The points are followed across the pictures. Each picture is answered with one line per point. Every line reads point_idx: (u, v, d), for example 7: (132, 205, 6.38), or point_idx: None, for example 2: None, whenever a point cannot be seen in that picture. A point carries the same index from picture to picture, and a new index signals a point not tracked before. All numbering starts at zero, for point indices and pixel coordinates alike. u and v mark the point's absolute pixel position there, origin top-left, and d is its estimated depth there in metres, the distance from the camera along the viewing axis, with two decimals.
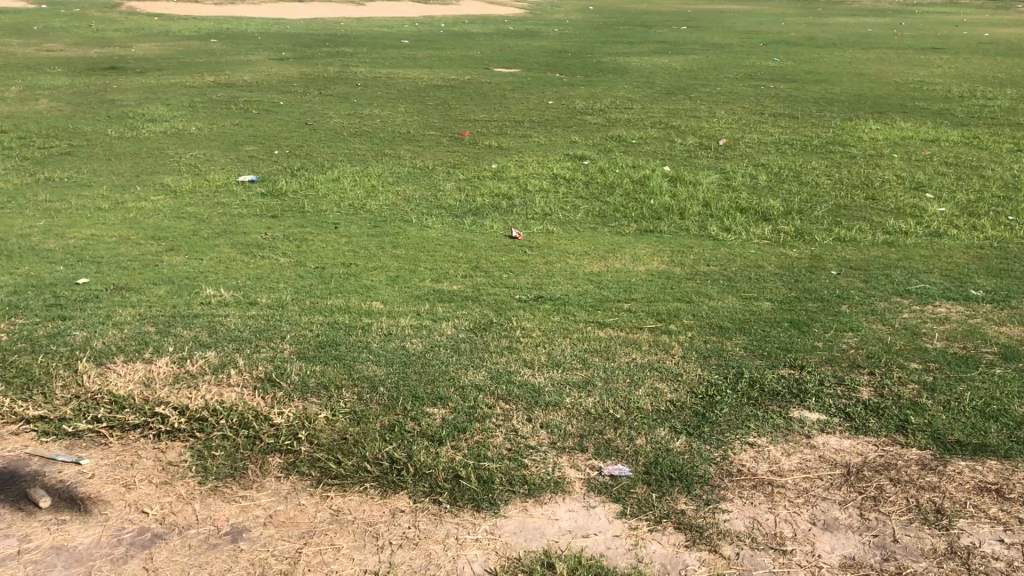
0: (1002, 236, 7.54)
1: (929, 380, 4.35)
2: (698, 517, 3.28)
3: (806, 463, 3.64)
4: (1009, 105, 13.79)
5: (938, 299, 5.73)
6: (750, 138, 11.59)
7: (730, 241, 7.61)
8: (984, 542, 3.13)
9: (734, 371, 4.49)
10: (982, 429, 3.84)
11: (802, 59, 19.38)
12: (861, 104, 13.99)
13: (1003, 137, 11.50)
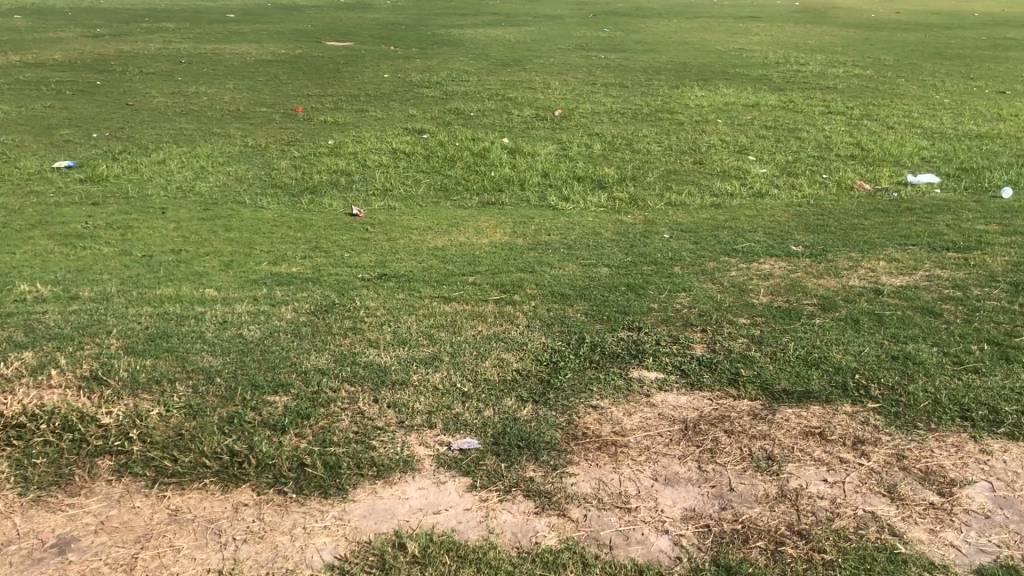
0: (818, 194, 8.02)
1: (757, 334, 4.58)
2: (546, 483, 3.33)
3: (647, 421, 3.76)
4: (819, 70, 14.67)
5: (763, 256, 6.04)
6: (584, 107, 11.82)
7: (569, 210, 7.75)
8: (811, 483, 3.30)
9: (576, 337, 4.58)
10: (805, 376, 4.08)
11: (630, 29, 19.93)
12: (686, 72, 14.53)
13: (815, 100, 12.22)
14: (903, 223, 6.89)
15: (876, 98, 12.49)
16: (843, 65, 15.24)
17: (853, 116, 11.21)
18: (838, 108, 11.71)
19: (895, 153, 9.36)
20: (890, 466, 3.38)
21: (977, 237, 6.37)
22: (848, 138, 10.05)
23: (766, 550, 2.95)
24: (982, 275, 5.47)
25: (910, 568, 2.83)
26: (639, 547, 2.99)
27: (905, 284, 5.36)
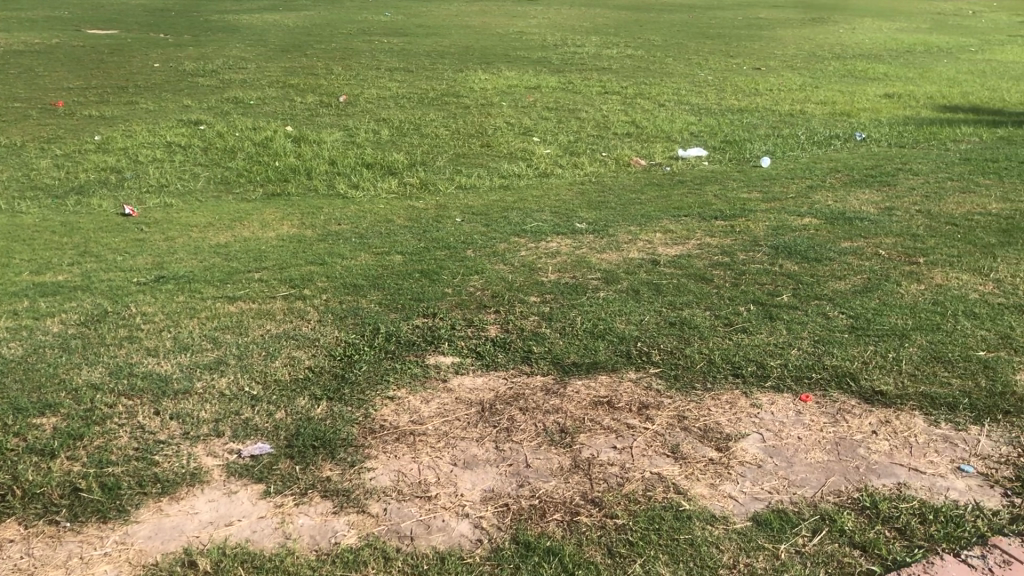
0: (599, 171, 8.33)
1: (547, 311, 4.70)
2: (344, 481, 3.26)
3: (444, 406, 3.76)
4: (594, 51, 15.23)
5: (550, 235, 6.20)
6: (369, 93, 11.67)
7: (359, 198, 7.63)
8: (602, 451, 3.43)
9: (369, 328, 4.51)
10: (593, 348, 4.23)
11: (412, 13, 19.85)
12: (469, 55, 14.65)
13: (592, 81, 12.67)
14: (677, 196, 7.29)
15: (648, 77, 13.11)
16: (616, 46, 15.88)
17: (628, 95, 11.72)
18: (614, 87, 12.21)
19: (667, 130, 9.87)
20: (672, 427, 3.57)
21: (741, 205, 6.84)
22: (624, 117, 10.49)
23: (562, 522, 3.02)
24: (747, 240, 5.87)
25: (695, 522, 2.98)
26: (441, 535, 2.99)
27: (679, 253, 5.66)
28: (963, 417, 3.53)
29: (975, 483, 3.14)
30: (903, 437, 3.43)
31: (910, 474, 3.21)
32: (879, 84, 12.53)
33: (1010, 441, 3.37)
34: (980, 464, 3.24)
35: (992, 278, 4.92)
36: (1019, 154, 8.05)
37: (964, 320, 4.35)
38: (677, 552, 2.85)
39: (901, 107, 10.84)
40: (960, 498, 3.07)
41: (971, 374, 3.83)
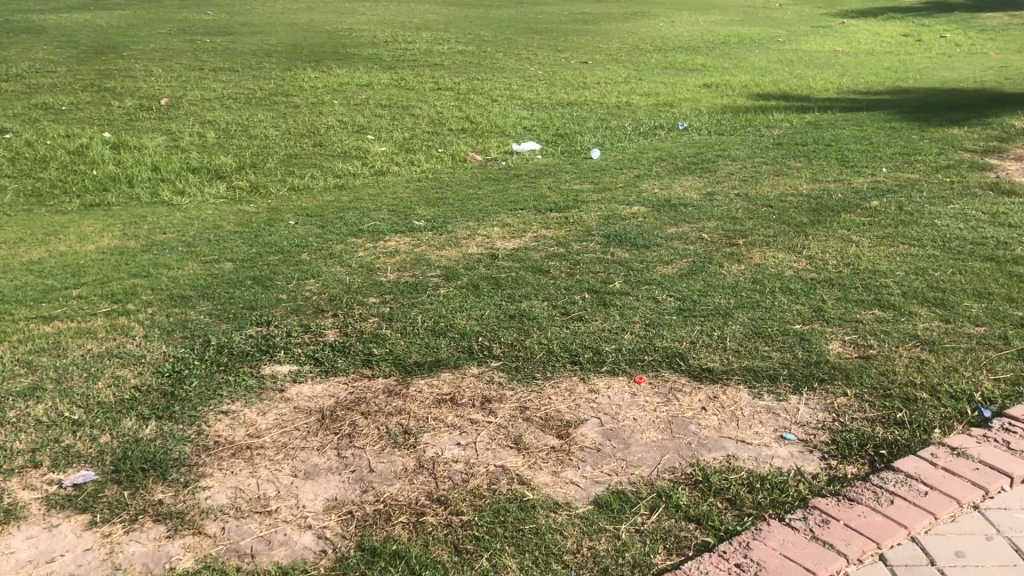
0: (435, 168, 8.31)
1: (386, 312, 4.65)
2: (178, 503, 3.11)
3: (282, 417, 3.66)
4: (425, 47, 15.19)
5: (387, 234, 6.14)
6: (192, 95, 11.19)
7: (185, 204, 7.30)
8: (446, 449, 3.42)
9: (200, 341, 4.32)
10: (434, 346, 4.22)
11: (235, 11, 19.19)
12: (298, 53, 14.31)
13: (425, 77, 12.64)
14: (513, 189, 7.37)
15: (479, 72, 13.20)
16: (447, 42, 15.90)
17: (461, 91, 11.76)
18: (446, 83, 12.22)
19: (500, 124, 9.97)
20: (515, 419, 3.60)
21: (574, 197, 6.99)
22: (457, 112, 10.52)
23: (408, 523, 2.99)
24: (581, 231, 6.01)
25: (539, 511, 3.02)
26: (283, 550, 2.90)
27: (517, 246, 5.73)
28: (783, 388, 3.74)
29: (796, 449, 3.32)
30: (731, 411, 3.59)
31: (738, 446, 3.37)
32: (699, 75, 13.11)
33: (826, 406, 3.59)
34: (800, 430, 3.44)
35: (805, 255, 5.24)
36: (824, 137, 8.62)
37: (781, 296, 4.62)
38: (523, 543, 2.87)
39: (719, 96, 11.39)
40: (783, 464, 3.24)
41: (790, 346, 4.07)
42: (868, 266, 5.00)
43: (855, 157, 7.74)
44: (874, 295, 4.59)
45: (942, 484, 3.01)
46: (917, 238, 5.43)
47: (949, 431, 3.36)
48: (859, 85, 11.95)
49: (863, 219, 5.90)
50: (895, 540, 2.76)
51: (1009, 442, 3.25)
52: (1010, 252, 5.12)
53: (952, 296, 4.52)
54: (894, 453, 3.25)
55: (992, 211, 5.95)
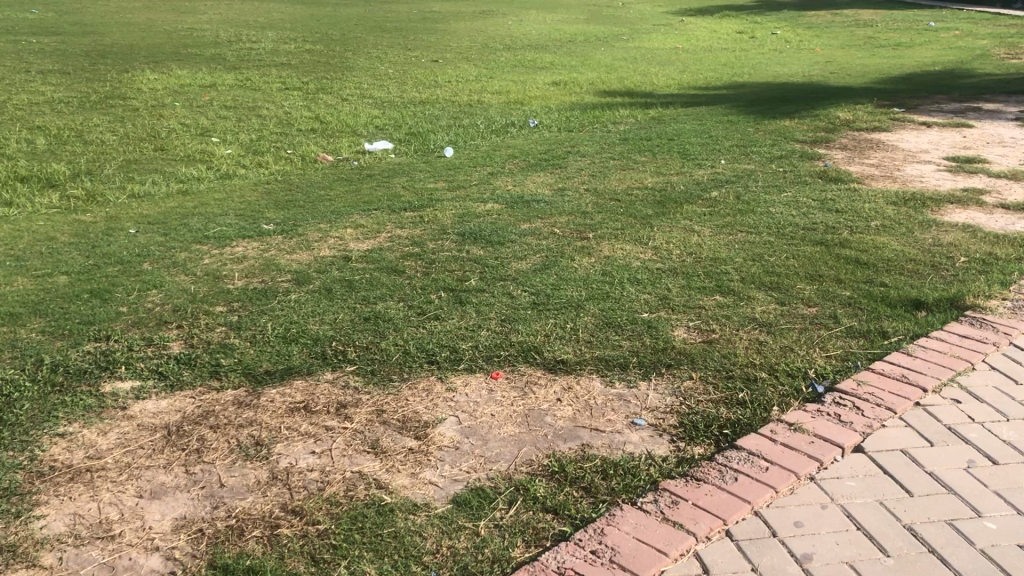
0: (285, 170, 8.11)
1: (235, 320, 4.50)
2: (10, 536, 2.91)
3: (125, 436, 3.48)
4: (272, 47, 14.81)
5: (235, 239, 5.94)
6: (18, 99, 10.49)
7: (13, 216, 6.84)
8: (300, 458, 3.34)
9: (32, 361, 4.06)
10: (285, 354, 4.11)
11: (64, 11, 18.15)
12: (134, 54, 13.66)
13: (272, 77, 12.32)
14: (365, 190, 7.28)
15: (328, 72, 12.96)
16: (294, 42, 15.53)
17: (309, 91, 11.53)
18: (294, 83, 11.95)
19: (351, 124, 9.83)
20: (371, 423, 3.56)
21: (428, 195, 6.97)
22: (306, 113, 10.31)
23: (262, 537, 2.90)
24: (435, 229, 5.99)
25: (397, 514, 2.99)
26: None
27: (370, 247, 5.66)
28: (634, 375, 3.85)
29: (647, 434, 3.42)
30: (584, 401, 3.67)
31: (592, 434, 3.45)
32: (548, 72, 13.33)
33: (674, 390, 3.72)
34: (650, 415, 3.54)
35: (651, 246, 5.41)
36: (668, 131, 8.92)
37: (630, 286, 4.75)
38: (381, 547, 2.84)
39: (567, 93, 11.61)
40: (635, 449, 3.34)
41: (639, 334, 4.19)
42: (710, 254, 5.21)
43: (697, 150, 8.05)
44: (716, 281, 4.79)
45: (781, 458, 3.17)
46: (754, 226, 5.71)
47: (787, 407, 3.54)
48: (700, 80, 12.45)
49: (705, 209, 6.15)
50: (739, 515, 2.89)
51: (840, 415, 3.45)
52: (837, 236, 5.45)
53: (786, 279, 4.77)
54: (737, 432, 3.40)
55: (821, 198, 6.31)
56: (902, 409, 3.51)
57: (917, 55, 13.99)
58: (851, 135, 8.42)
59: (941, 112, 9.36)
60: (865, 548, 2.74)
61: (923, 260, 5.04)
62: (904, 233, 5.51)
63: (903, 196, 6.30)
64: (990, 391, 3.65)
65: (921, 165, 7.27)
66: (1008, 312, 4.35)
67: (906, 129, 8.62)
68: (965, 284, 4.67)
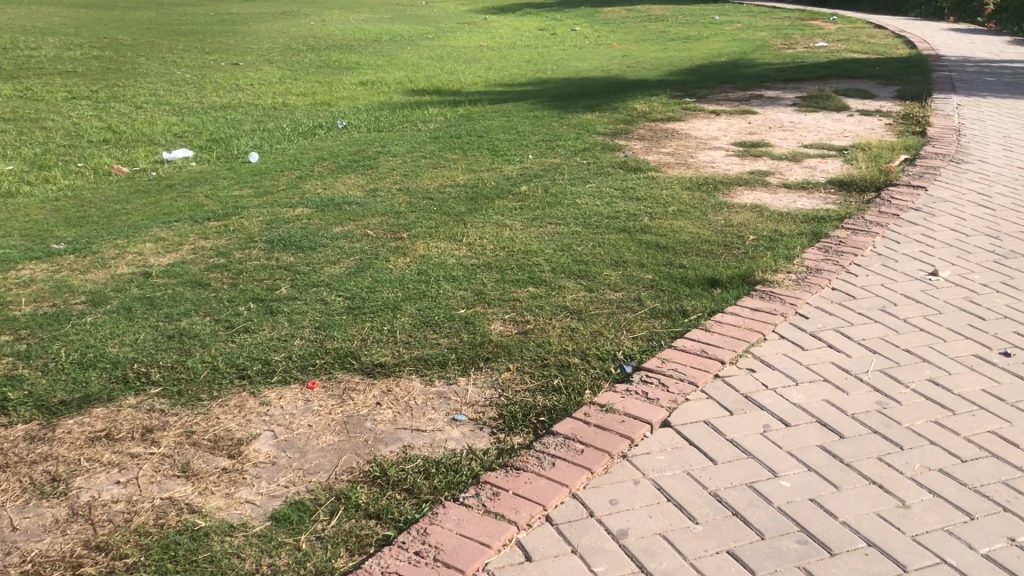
0: (75, 184, 7.60)
1: (24, 350, 4.17)
2: None
3: None
4: (54, 54, 13.83)
5: (21, 262, 5.51)
6: None
7: None
8: (103, 491, 3.14)
9: None
10: (82, 380, 3.86)
11: None
12: None
13: (55, 86, 11.50)
14: (166, 201, 6.94)
15: (118, 79, 12.23)
16: (79, 48, 14.55)
17: (99, 100, 10.85)
18: (81, 92, 11.21)
19: (148, 133, 9.33)
20: (180, 445, 3.39)
21: (233, 203, 6.72)
22: (97, 123, 9.69)
23: None
24: (242, 238, 5.79)
25: (212, 538, 2.87)
26: None
27: (172, 261, 5.39)
28: (452, 371, 3.87)
29: (467, 429, 3.45)
30: (403, 402, 3.65)
31: (412, 435, 3.43)
32: (354, 73, 13.16)
33: (491, 383, 3.76)
34: (469, 410, 3.57)
35: (464, 243, 5.45)
36: (476, 128, 9.02)
37: (445, 284, 4.77)
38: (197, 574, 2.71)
39: (374, 93, 11.50)
40: (456, 446, 3.35)
41: (455, 331, 4.21)
42: (522, 247, 5.31)
43: (505, 145, 8.19)
44: (529, 273, 4.88)
45: (594, 439, 3.28)
46: (562, 217, 5.87)
47: (599, 390, 3.67)
48: (505, 77, 12.67)
49: (515, 203, 6.26)
50: (558, 499, 2.96)
51: (648, 393, 3.61)
52: (639, 223, 5.69)
53: (594, 267, 4.94)
54: (554, 419, 3.48)
55: (624, 187, 6.58)
56: (704, 382, 3.71)
57: (704, 48, 14.81)
58: (649, 126, 8.82)
59: (728, 101, 9.96)
60: (676, 517, 2.88)
61: (718, 240, 5.35)
62: (700, 216, 5.83)
63: (697, 181, 6.66)
64: (779, 358, 3.93)
65: (712, 151, 7.72)
66: (793, 284, 4.69)
67: (698, 117, 9.12)
68: (755, 260, 4.99)
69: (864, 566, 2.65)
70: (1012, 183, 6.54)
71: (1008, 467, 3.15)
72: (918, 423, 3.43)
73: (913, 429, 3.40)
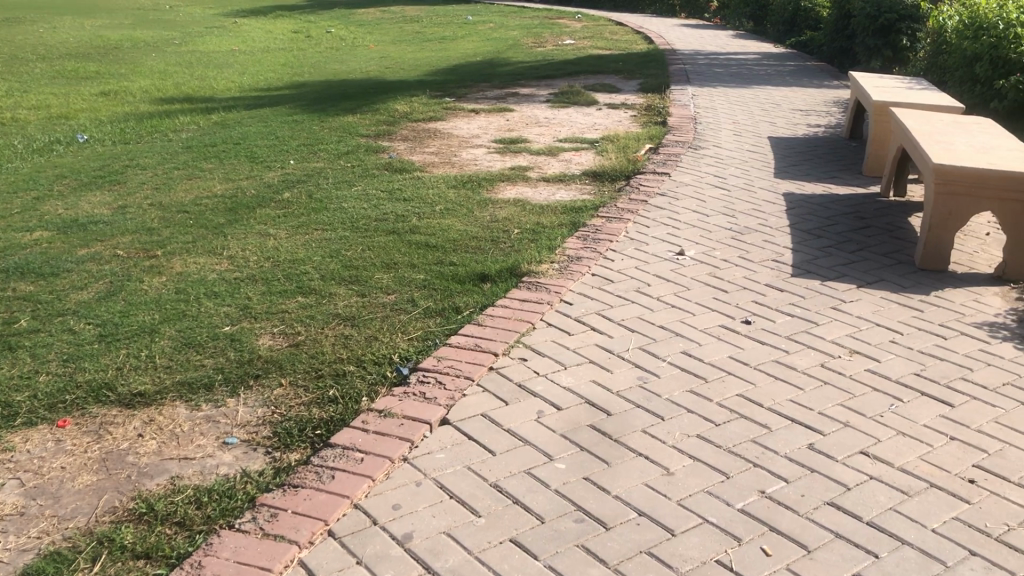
0: None
1: None
2: None
3: None
4: None
5: None
6: None
7: None
8: None
9: None
10: None
11: None
12: None
13: None
14: None
15: None
16: None
17: None
18: None
19: None
20: None
21: None
22: None
23: None
24: None
25: None
26: None
27: None
28: (220, 393, 3.69)
29: (240, 452, 3.31)
30: (168, 431, 3.44)
31: (180, 465, 3.24)
32: (93, 83, 12.23)
33: (263, 401, 3.63)
34: (242, 431, 3.42)
35: (226, 256, 5.22)
36: (232, 136, 8.66)
37: (207, 301, 4.54)
38: None
39: (117, 104, 10.75)
40: (229, 470, 3.20)
41: (221, 350, 4.02)
42: (288, 256, 5.16)
43: (263, 152, 7.91)
44: (297, 283, 4.75)
45: (374, 446, 3.24)
46: (328, 223, 5.76)
47: (376, 395, 3.63)
48: (260, 82, 12.26)
49: (278, 211, 6.07)
50: (339, 512, 2.90)
51: (425, 393, 3.61)
52: (406, 224, 5.69)
53: (364, 271, 4.88)
54: (331, 430, 3.41)
55: (389, 188, 6.55)
56: (479, 376, 3.77)
57: (459, 48, 15.06)
58: (410, 126, 8.84)
59: (486, 99, 10.18)
60: (458, 513, 2.90)
61: (484, 236, 5.45)
62: (465, 214, 5.91)
63: (461, 179, 6.76)
64: (549, 345, 4.07)
65: (474, 149, 7.86)
66: (556, 273, 4.87)
67: (458, 116, 9.25)
68: (521, 253, 5.13)
69: (637, 535, 2.80)
70: (743, 166, 7.15)
71: (754, 425, 3.43)
72: (676, 394, 3.67)
73: (672, 399, 3.63)
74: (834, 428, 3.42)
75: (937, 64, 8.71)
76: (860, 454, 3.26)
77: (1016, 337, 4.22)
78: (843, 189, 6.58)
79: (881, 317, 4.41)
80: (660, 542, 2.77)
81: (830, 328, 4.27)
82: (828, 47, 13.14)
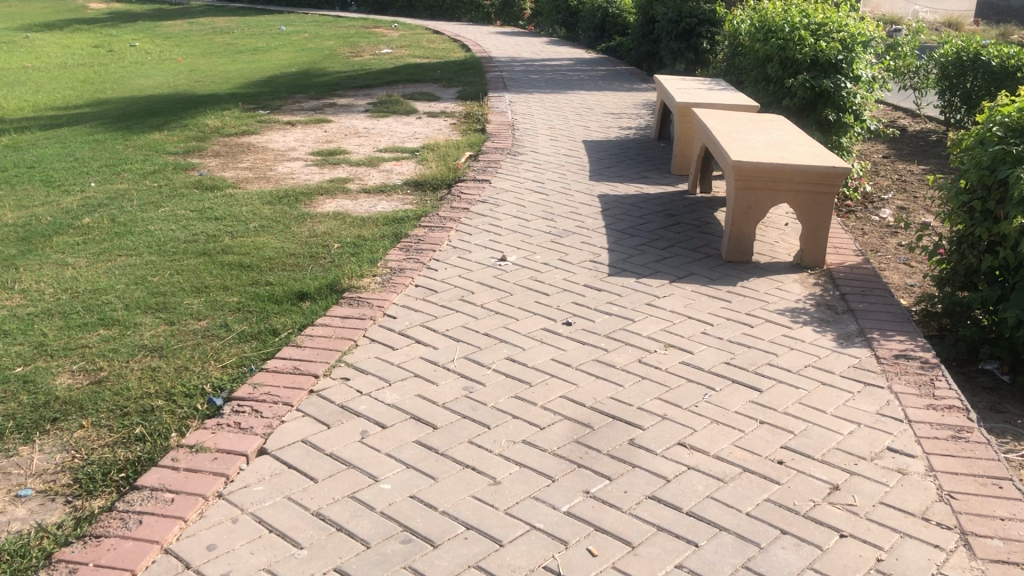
0: None
1: None
2: None
3: None
4: None
5: None
6: None
7: None
8: None
9: None
10: None
11: None
12: None
13: None
14: None
15: None
16: None
17: None
18: None
19: None
20: None
21: None
22: None
23: None
24: None
25: None
26: None
27: None
28: (11, 442, 3.37)
29: (36, 504, 3.03)
30: None
31: None
32: None
33: (62, 446, 3.34)
34: (38, 482, 3.14)
35: (17, 290, 4.80)
36: (24, 160, 8.01)
37: None
38: None
39: None
40: (22, 526, 2.93)
41: (12, 394, 3.68)
42: (88, 286, 4.80)
43: (61, 176, 7.37)
44: (98, 315, 4.43)
45: (185, 485, 3.06)
46: (133, 248, 5.41)
47: (187, 431, 3.42)
48: (56, 100, 11.46)
49: (77, 238, 5.65)
50: (148, 559, 2.71)
51: (240, 423, 3.44)
52: (219, 244, 5.44)
53: (172, 298, 4.61)
54: (137, 472, 3.18)
55: (199, 208, 6.24)
56: (299, 401, 3.64)
57: (274, 59, 14.65)
58: (222, 142, 8.47)
59: (302, 111, 9.93)
60: (279, 547, 2.77)
61: (302, 252, 5.28)
62: (281, 230, 5.71)
63: (277, 195, 6.53)
64: (372, 362, 3.97)
65: (290, 163, 7.61)
66: (378, 287, 4.78)
67: (272, 130, 8.95)
68: (340, 268, 5.01)
69: (465, 549, 2.77)
70: (560, 170, 7.28)
71: (578, 425, 3.48)
72: (500, 400, 3.67)
73: (498, 407, 3.62)
74: (652, 422, 3.51)
75: (734, 65, 9.20)
76: (678, 445, 3.36)
77: (814, 321, 4.49)
78: (654, 188, 6.82)
79: (692, 310, 4.59)
80: (489, 554, 2.75)
81: (646, 324, 4.40)
82: (636, 51, 13.66)
